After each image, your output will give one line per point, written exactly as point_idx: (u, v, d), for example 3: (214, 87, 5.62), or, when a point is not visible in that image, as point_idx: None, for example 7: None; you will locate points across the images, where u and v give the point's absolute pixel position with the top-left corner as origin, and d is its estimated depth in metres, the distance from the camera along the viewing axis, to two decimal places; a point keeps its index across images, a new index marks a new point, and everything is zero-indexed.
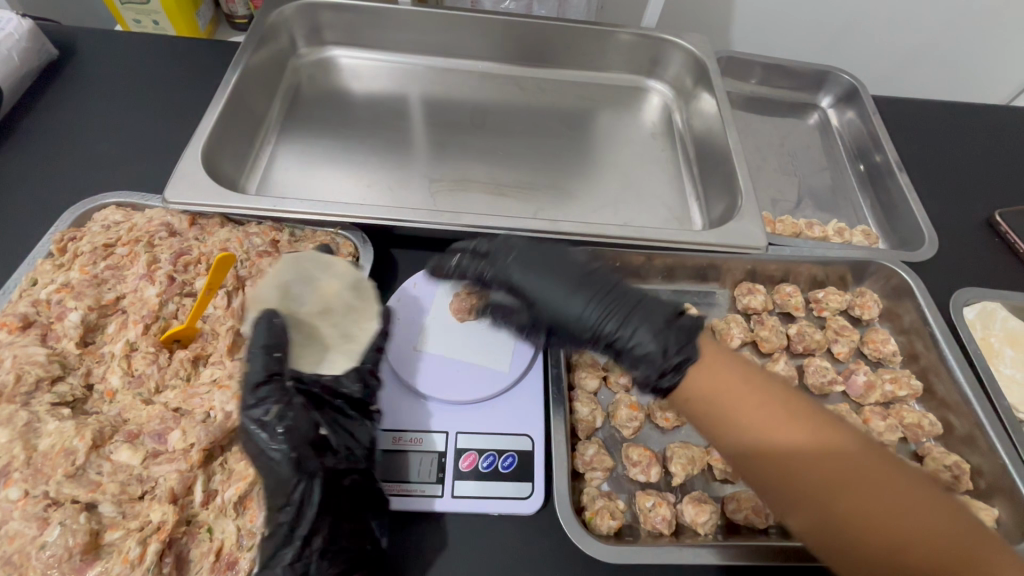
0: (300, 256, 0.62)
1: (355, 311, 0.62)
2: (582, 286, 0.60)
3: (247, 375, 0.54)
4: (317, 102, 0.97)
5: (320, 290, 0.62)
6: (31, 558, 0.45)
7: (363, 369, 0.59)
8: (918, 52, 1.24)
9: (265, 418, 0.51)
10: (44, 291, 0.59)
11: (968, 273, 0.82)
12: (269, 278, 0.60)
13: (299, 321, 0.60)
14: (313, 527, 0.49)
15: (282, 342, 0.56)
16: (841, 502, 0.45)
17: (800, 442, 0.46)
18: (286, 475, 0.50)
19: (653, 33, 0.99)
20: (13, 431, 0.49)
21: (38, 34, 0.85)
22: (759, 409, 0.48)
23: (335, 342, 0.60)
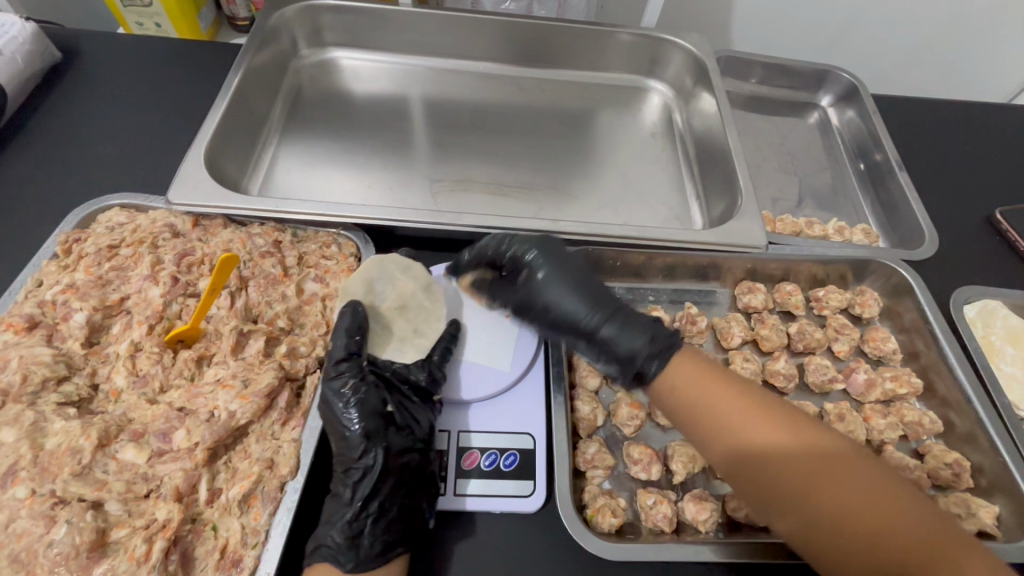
0: (387, 257, 0.68)
1: (427, 311, 0.67)
2: (580, 284, 0.62)
3: (331, 351, 0.59)
4: (318, 103, 0.97)
5: (399, 289, 0.67)
6: (38, 556, 0.45)
7: (432, 362, 0.64)
8: (917, 51, 1.24)
9: (342, 390, 0.57)
10: (49, 292, 0.60)
11: (968, 272, 0.82)
12: (357, 274, 0.66)
13: (379, 314, 0.66)
14: (373, 493, 0.53)
15: (364, 328, 0.61)
16: (806, 499, 0.47)
17: (777, 442, 0.48)
18: (355, 442, 0.55)
19: (653, 33, 0.99)
20: (20, 431, 0.50)
21: (41, 37, 0.86)
22: (739, 409, 0.50)
23: (406, 335, 0.65)
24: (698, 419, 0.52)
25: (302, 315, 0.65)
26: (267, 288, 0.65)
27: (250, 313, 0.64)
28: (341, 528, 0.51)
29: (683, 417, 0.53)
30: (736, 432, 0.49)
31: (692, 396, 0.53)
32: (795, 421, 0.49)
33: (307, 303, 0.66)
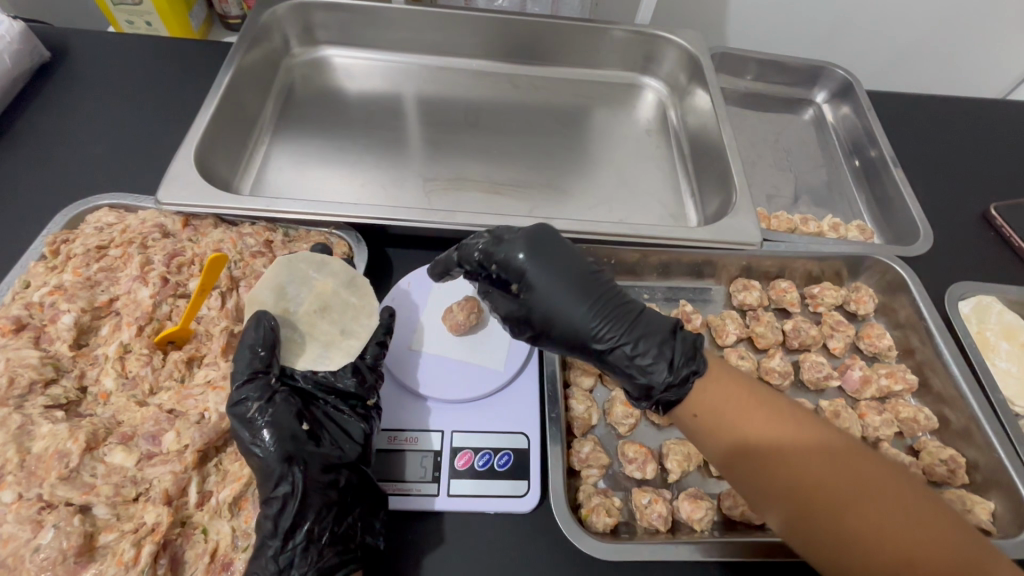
0: (294, 256, 0.63)
1: (353, 309, 0.63)
2: (590, 290, 0.58)
3: (235, 373, 0.55)
4: (310, 102, 0.97)
5: (316, 289, 0.63)
6: (25, 561, 0.45)
7: (360, 364, 0.59)
8: (912, 47, 1.24)
9: (249, 415, 0.52)
10: (37, 294, 0.59)
11: (963, 267, 0.82)
12: (264, 281, 0.61)
13: (295, 321, 0.61)
14: (298, 520, 0.49)
15: (270, 340, 0.56)
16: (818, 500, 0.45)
17: (784, 438, 0.48)
18: (271, 469, 0.50)
19: (647, 30, 0.99)
20: (7, 435, 0.49)
21: (29, 36, 0.85)
22: (763, 418, 0.49)
23: (331, 338, 0.61)
24: (722, 433, 0.50)
25: None
26: None
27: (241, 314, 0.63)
28: (270, 560, 0.48)
29: (701, 430, 0.52)
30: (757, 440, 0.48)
31: (717, 409, 0.51)
32: (814, 426, 0.49)
33: None
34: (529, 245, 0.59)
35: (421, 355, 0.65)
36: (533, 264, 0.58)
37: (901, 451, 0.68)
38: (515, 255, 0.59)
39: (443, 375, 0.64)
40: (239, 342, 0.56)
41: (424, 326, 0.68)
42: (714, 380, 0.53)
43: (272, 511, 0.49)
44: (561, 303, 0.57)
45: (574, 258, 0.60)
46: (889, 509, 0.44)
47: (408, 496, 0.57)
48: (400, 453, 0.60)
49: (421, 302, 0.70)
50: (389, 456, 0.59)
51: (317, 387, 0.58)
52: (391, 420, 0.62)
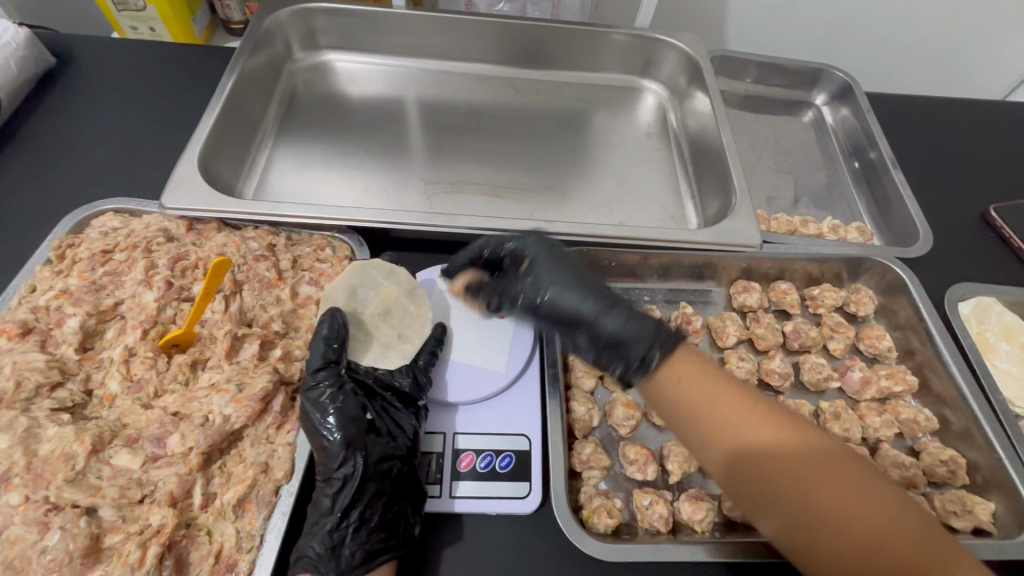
0: (370, 261, 0.68)
1: (411, 315, 0.66)
2: (578, 278, 0.59)
3: (309, 360, 0.59)
4: (313, 106, 0.97)
5: (383, 293, 0.67)
6: (32, 562, 0.45)
7: (414, 367, 0.62)
8: (912, 49, 1.24)
9: (321, 400, 0.56)
10: (42, 298, 0.60)
11: (963, 269, 0.82)
12: (339, 280, 0.66)
13: (361, 320, 0.65)
14: (354, 501, 0.52)
15: (341, 335, 0.60)
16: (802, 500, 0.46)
17: (769, 440, 0.48)
18: (335, 450, 0.53)
19: (648, 33, 0.99)
20: (14, 437, 0.50)
21: (35, 42, 0.86)
22: (745, 419, 0.49)
23: (390, 340, 0.64)
24: (706, 435, 0.50)
25: (295, 318, 0.65)
26: (262, 292, 0.65)
27: (244, 317, 0.64)
28: (322, 537, 0.51)
29: (684, 427, 0.52)
30: (733, 438, 0.49)
31: (696, 406, 0.51)
32: (789, 420, 0.49)
33: (301, 306, 0.66)
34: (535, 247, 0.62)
35: None
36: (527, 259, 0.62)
37: (901, 451, 0.68)
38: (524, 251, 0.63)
39: (445, 376, 0.65)
40: (315, 332, 0.61)
41: None
42: (682, 362, 0.53)
43: (332, 490, 0.53)
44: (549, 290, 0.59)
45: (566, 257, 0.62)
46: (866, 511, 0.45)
47: None
48: None
49: None
50: None
51: (378, 382, 0.60)
52: None
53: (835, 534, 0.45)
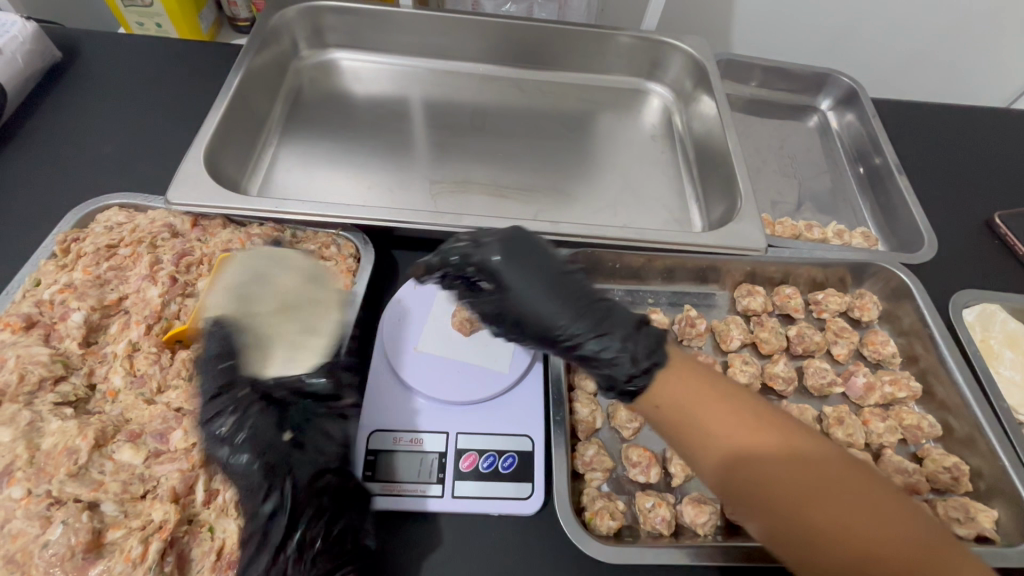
0: (250, 256, 0.63)
1: (319, 304, 0.62)
2: (561, 287, 0.57)
3: (202, 393, 0.55)
4: (319, 103, 0.97)
5: (277, 286, 0.62)
6: (34, 557, 0.45)
7: (332, 363, 0.60)
8: (919, 55, 1.24)
9: (224, 433, 0.53)
10: (47, 291, 0.60)
11: (968, 275, 0.82)
12: (220, 283, 0.61)
13: (257, 322, 0.59)
14: (287, 530, 0.50)
15: (235, 347, 0.58)
16: (806, 511, 0.45)
17: (764, 446, 0.47)
18: (254, 484, 0.51)
19: (654, 36, 0.99)
20: (17, 431, 0.50)
21: (42, 36, 0.86)
22: (738, 422, 0.48)
23: (295, 339, 0.60)
24: (699, 439, 0.49)
25: None
26: None
27: None
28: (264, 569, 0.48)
29: (675, 428, 0.50)
30: (721, 436, 0.48)
31: (680, 404, 0.50)
32: (785, 424, 0.48)
33: None
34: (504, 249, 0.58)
35: (430, 356, 0.66)
36: (507, 261, 0.58)
37: (904, 457, 0.68)
38: (490, 253, 0.58)
39: (449, 376, 0.64)
40: (201, 359, 0.57)
41: (432, 326, 0.68)
42: (679, 372, 0.52)
43: (258, 526, 0.50)
44: (531, 299, 0.57)
45: (551, 257, 0.59)
46: (870, 516, 0.44)
47: (412, 496, 0.57)
48: (405, 454, 0.60)
49: (428, 301, 0.70)
50: (395, 457, 0.59)
51: (288, 393, 0.57)
52: (397, 422, 0.62)
53: (833, 536, 0.44)
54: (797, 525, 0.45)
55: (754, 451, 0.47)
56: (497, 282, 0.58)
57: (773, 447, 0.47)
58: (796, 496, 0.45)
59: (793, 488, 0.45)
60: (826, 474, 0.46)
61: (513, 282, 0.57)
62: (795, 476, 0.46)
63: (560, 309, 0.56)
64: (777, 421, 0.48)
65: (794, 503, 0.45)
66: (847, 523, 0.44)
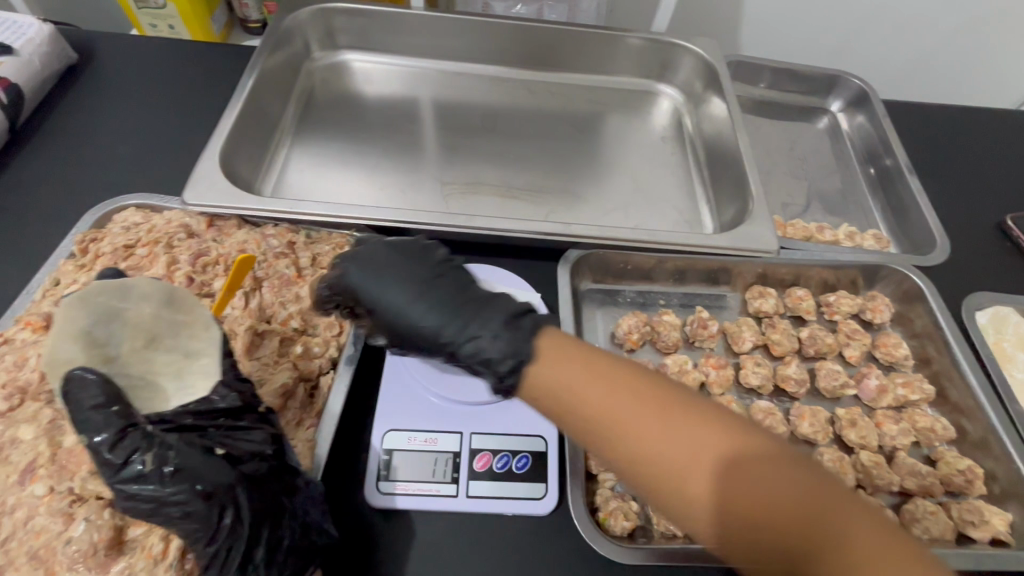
0: (83, 290, 0.47)
1: (187, 325, 0.50)
2: (426, 287, 0.55)
3: (94, 441, 0.43)
4: (330, 105, 0.98)
5: (129, 320, 0.47)
6: (57, 553, 0.45)
7: (228, 380, 0.51)
8: (930, 57, 1.24)
9: (142, 473, 0.43)
10: (66, 291, 0.61)
11: (981, 278, 0.82)
12: (58, 333, 0.45)
13: (124, 366, 0.47)
14: (252, 544, 0.46)
15: (114, 392, 0.44)
16: (690, 481, 0.39)
17: (643, 414, 0.41)
18: (203, 515, 0.44)
19: (663, 37, 1.00)
20: (39, 428, 0.50)
21: (58, 38, 0.87)
22: (612, 390, 0.42)
23: (177, 367, 0.49)
24: (574, 413, 0.43)
25: (314, 317, 0.66)
26: (281, 289, 0.66)
27: (263, 312, 0.64)
28: None
29: (550, 404, 0.45)
30: (597, 407, 0.42)
31: (555, 379, 0.45)
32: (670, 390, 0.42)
33: None
34: (358, 263, 0.57)
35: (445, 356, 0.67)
36: (365, 276, 0.57)
37: (917, 460, 0.68)
38: (348, 274, 0.57)
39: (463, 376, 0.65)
40: (71, 411, 0.43)
41: None
42: (550, 353, 0.47)
43: (218, 551, 0.45)
44: (399, 305, 0.55)
45: (412, 260, 0.57)
46: (768, 481, 0.38)
47: (427, 495, 0.58)
48: (420, 454, 0.60)
49: None
50: (410, 456, 0.60)
51: (198, 417, 0.48)
52: (412, 421, 0.62)
53: (727, 506, 0.38)
54: (685, 507, 0.39)
55: (642, 434, 0.40)
56: (364, 303, 0.57)
57: (652, 419, 0.41)
58: (679, 466, 0.39)
59: (676, 462, 0.39)
60: (715, 442, 0.39)
61: (376, 296, 0.56)
62: (680, 449, 0.39)
63: (433, 313, 0.54)
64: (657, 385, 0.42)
65: (678, 480, 0.39)
66: (739, 492, 0.38)
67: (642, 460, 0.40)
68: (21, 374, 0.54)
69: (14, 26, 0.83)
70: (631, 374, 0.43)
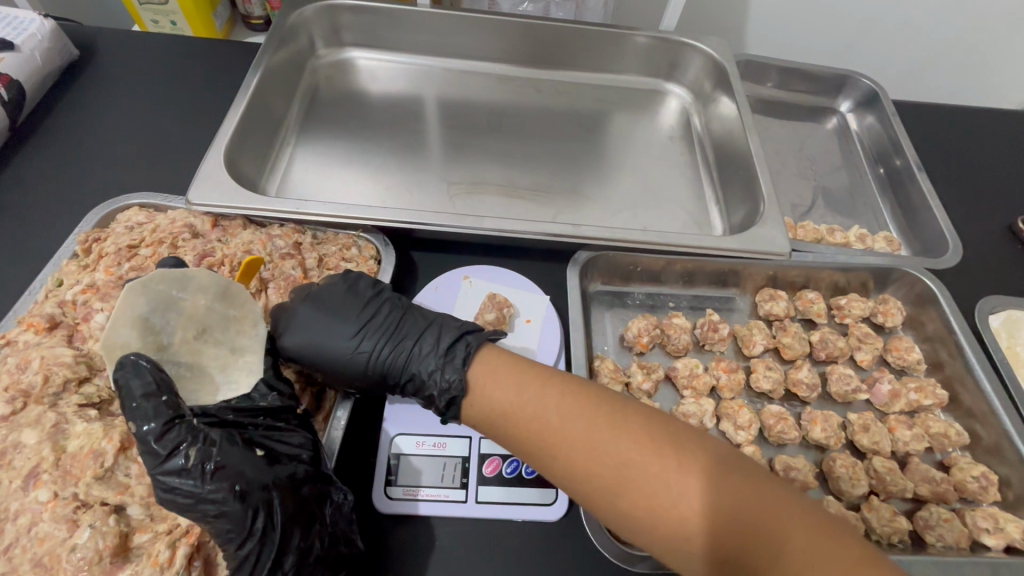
0: (147, 277, 0.50)
1: (236, 322, 0.54)
2: (368, 329, 0.60)
3: (142, 432, 0.45)
4: (334, 103, 0.97)
5: (186, 311, 0.51)
6: (62, 560, 0.45)
7: (267, 378, 0.55)
8: (941, 56, 1.22)
9: (185, 467, 0.45)
10: (70, 292, 0.60)
11: (994, 281, 0.81)
12: (117, 317, 0.49)
13: (175, 354, 0.50)
14: (282, 548, 0.47)
15: (167, 382, 0.47)
16: (617, 488, 0.46)
17: (575, 432, 0.49)
18: (237, 516, 0.45)
19: (672, 36, 0.98)
20: (42, 432, 0.49)
21: (60, 34, 0.86)
22: (547, 412, 0.51)
23: (223, 361, 0.53)
24: (520, 434, 0.51)
25: None
26: (287, 290, 0.65)
27: (267, 314, 0.64)
28: None
29: (499, 427, 0.53)
30: (537, 427, 0.50)
31: (500, 404, 0.53)
32: (597, 409, 0.50)
33: None
34: (288, 326, 0.59)
35: None
36: (295, 338, 0.58)
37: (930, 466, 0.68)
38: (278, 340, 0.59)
39: None
40: (122, 398, 0.46)
41: None
42: (488, 378, 0.55)
43: (249, 553, 0.46)
44: (342, 358, 0.59)
45: (345, 310, 0.61)
46: (685, 483, 0.45)
47: (435, 501, 0.57)
48: (428, 459, 0.59)
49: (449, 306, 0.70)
50: (418, 461, 0.59)
51: (239, 415, 0.51)
52: (420, 426, 0.61)
53: (651, 508, 0.45)
54: (616, 510, 0.47)
55: (574, 449, 0.48)
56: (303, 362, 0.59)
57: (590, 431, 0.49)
58: (606, 475, 0.47)
59: (610, 469, 0.47)
60: (641, 448, 0.47)
61: (318, 349, 0.58)
62: (604, 462, 0.47)
63: (383, 352, 0.59)
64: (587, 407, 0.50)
65: (615, 485, 0.47)
66: (658, 488, 0.45)
67: (580, 466, 0.48)
68: (23, 376, 0.53)
69: (15, 21, 0.82)
70: (571, 395, 0.52)
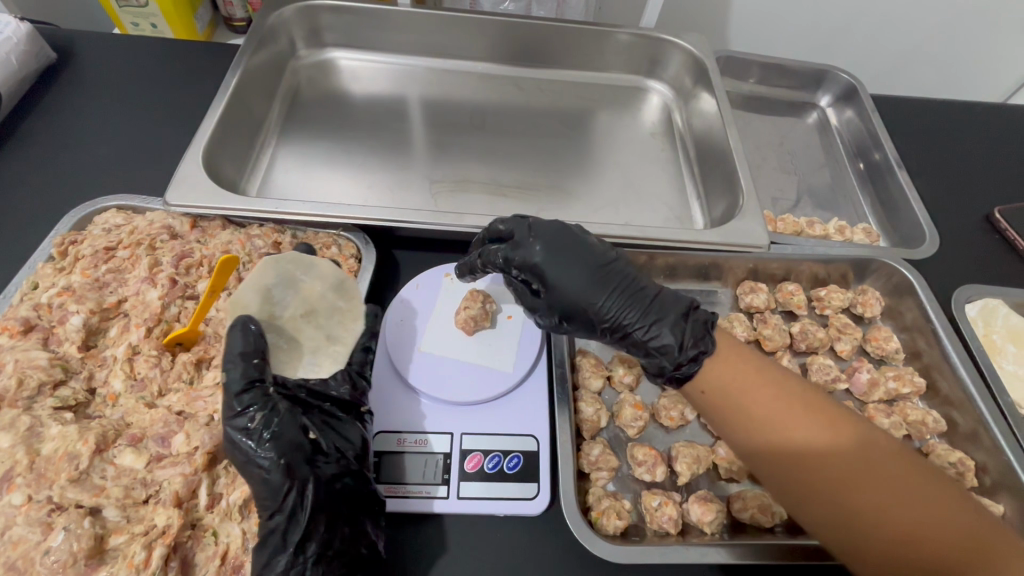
0: (282, 256, 0.59)
1: (340, 313, 0.59)
2: (611, 278, 0.58)
3: (225, 383, 0.50)
4: (316, 103, 0.97)
5: (303, 293, 0.58)
6: (35, 564, 0.44)
7: (348, 369, 0.57)
8: (916, 51, 1.24)
9: (248, 429, 0.48)
10: (45, 295, 0.59)
11: (970, 271, 0.82)
12: (250, 282, 0.56)
13: (281, 326, 0.56)
14: (306, 534, 0.48)
15: (262, 347, 0.52)
16: (842, 495, 0.47)
17: (808, 439, 0.48)
18: (276, 486, 0.47)
19: (652, 33, 0.99)
20: (16, 436, 0.49)
21: (36, 37, 0.85)
22: (779, 409, 0.50)
23: (317, 344, 0.57)
24: (739, 428, 0.51)
25: None
26: None
27: None
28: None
29: (716, 414, 0.53)
30: (765, 425, 0.49)
31: (724, 390, 0.52)
32: (832, 415, 0.49)
33: None
34: (541, 242, 0.59)
35: (433, 356, 0.65)
36: (545, 258, 0.58)
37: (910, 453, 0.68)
38: (532, 252, 0.58)
39: (454, 376, 0.64)
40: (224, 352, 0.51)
41: (437, 326, 0.68)
42: (725, 359, 0.54)
43: (275, 527, 0.48)
44: (576, 291, 0.58)
45: (591, 250, 0.59)
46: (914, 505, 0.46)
47: (415, 498, 0.57)
48: (409, 455, 0.59)
49: (430, 302, 0.70)
50: (399, 458, 0.59)
51: (311, 395, 0.55)
52: (401, 423, 0.61)
53: (874, 519, 0.46)
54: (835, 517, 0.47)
55: (803, 449, 0.48)
56: (542, 277, 0.59)
57: (823, 435, 0.48)
58: (836, 482, 0.47)
59: (840, 477, 0.47)
60: (872, 466, 0.47)
61: (553, 271, 0.58)
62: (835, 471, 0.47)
63: (612, 301, 0.57)
64: (821, 410, 0.50)
65: (841, 494, 0.47)
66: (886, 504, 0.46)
67: (805, 469, 0.48)
68: None
69: None
70: (804, 398, 0.50)
